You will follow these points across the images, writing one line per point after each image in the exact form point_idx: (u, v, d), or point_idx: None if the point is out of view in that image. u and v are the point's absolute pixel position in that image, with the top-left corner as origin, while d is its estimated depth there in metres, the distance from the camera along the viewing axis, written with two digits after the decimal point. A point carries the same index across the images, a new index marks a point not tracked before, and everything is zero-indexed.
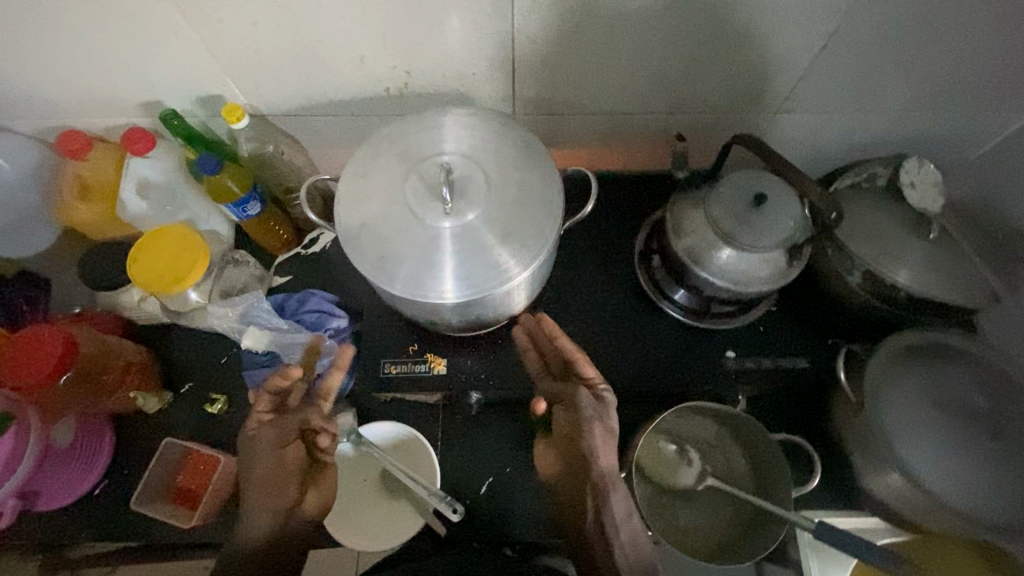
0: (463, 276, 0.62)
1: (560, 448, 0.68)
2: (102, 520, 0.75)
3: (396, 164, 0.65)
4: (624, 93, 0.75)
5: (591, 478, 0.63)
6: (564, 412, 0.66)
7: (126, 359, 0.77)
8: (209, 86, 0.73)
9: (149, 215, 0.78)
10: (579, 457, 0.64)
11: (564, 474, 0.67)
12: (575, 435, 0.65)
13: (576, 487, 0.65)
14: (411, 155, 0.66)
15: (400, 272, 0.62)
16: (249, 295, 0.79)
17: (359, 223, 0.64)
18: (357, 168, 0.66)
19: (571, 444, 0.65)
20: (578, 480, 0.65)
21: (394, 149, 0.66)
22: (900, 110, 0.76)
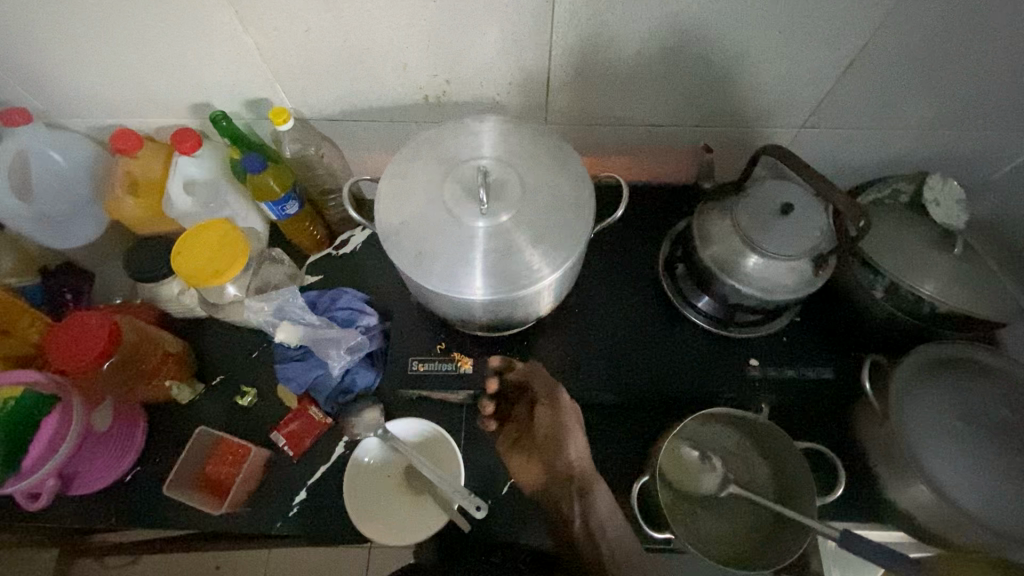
0: (497, 275, 0.64)
1: (538, 453, 0.73)
2: (131, 504, 0.77)
3: (433, 167, 0.68)
4: (653, 106, 0.77)
5: (575, 477, 0.70)
6: (542, 419, 0.72)
7: (165, 349, 0.80)
8: (258, 90, 0.76)
9: (193, 212, 0.82)
10: (560, 460, 0.71)
11: (544, 478, 0.73)
12: (555, 436, 0.71)
13: (559, 490, 0.71)
14: (447, 159, 0.68)
15: (434, 268, 0.64)
16: (284, 291, 0.80)
17: (396, 221, 0.66)
18: (396, 169, 0.69)
19: (552, 447, 0.72)
20: (561, 483, 0.71)
21: (432, 153, 0.69)
22: (923, 128, 0.78)
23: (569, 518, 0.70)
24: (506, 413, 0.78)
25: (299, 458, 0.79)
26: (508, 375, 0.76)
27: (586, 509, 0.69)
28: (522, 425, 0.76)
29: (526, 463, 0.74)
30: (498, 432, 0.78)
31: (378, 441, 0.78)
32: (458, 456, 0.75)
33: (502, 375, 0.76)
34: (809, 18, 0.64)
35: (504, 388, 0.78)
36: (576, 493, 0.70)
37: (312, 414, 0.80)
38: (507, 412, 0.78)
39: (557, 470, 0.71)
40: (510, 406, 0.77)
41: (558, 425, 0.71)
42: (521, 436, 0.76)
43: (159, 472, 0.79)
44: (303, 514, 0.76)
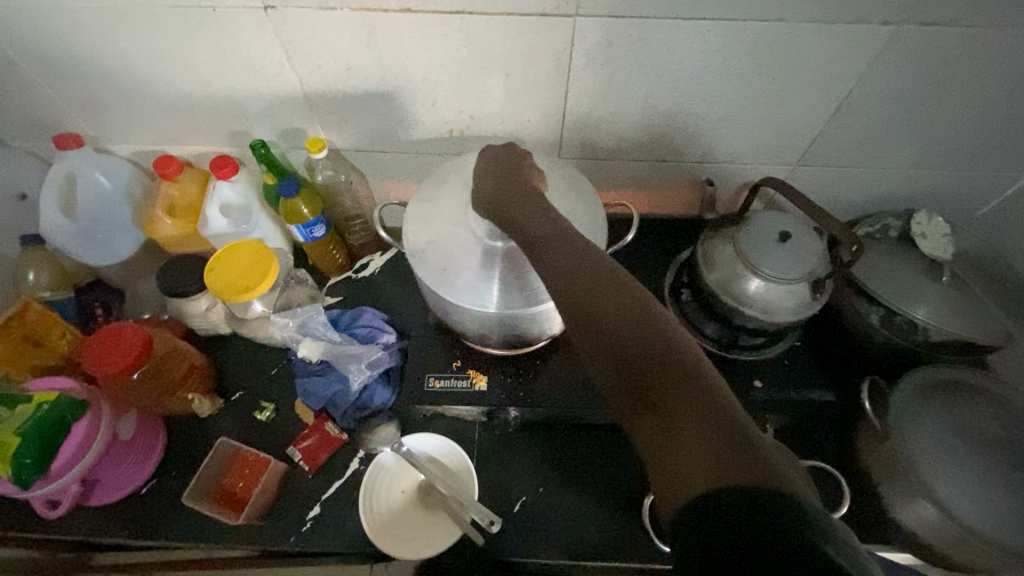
0: (515, 290, 0.68)
1: (629, 363, 0.41)
2: (146, 517, 0.78)
3: (458, 191, 0.74)
4: (657, 144, 0.84)
5: (651, 318, 0.42)
6: (517, 178, 0.66)
7: (190, 362, 0.84)
8: (296, 122, 0.83)
9: (226, 233, 0.86)
10: (527, 182, 0.65)
11: (618, 361, 0.42)
12: (530, 166, 0.69)
13: (709, 453, 0.35)
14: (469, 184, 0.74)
15: (457, 282, 0.69)
16: (308, 307, 0.84)
17: (425, 239, 0.72)
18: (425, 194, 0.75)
19: (522, 169, 0.68)
20: (664, 381, 0.39)
21: (455, 180, 0.75)
22: (905, 168, 0.85)
23: (678, 430, 0.37)
24: (487, 161, 0.70)
25: (314, 472, 0.81)
26: (500, 154, 0.71)
27: (729, 448, 0.35)
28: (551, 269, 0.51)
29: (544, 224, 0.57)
30: (480, 182, 0.69)
31: (393, 455, 0.80)
32: (472, 469, 0.77)
33: (495, 154, 0.71)
34: (798, 69, 0.71)
35: (497, 151, 0.72)
36: (694, 405, 0.37)
37: (328, 429, 0.82)
38: (489, 154, 0.72)
39: (698, 402, 0.37)
40: (492, 188, 0.66)
41: (514, 170, 0.67)
42: (597, 308, 0.45)
43: (176, 483, 0.80)
44: (317, 528, 0.77)
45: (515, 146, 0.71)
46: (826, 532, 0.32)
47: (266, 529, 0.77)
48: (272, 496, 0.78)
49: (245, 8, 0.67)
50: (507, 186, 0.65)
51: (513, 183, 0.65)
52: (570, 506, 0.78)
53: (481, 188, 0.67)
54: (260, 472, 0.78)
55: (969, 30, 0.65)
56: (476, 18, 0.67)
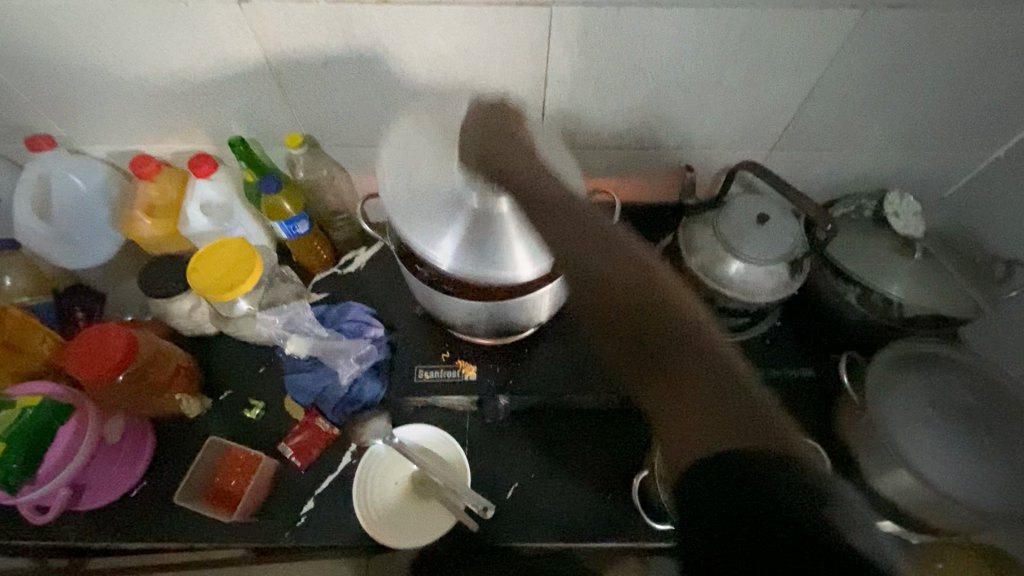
0: (487, 254, 0.69)
1: (648, 350, 0.58)
2: (136, 520, 0.77)
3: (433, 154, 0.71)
4: (636, 131, 0.85)
5: (683, 319, 0.57)
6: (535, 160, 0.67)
7: (176, 362, 0.83)
8: (274, 118, 0.83)
9: (208, 232, 0.86)
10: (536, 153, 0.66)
11: (649, 354, 0.58)
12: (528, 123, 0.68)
13: (716, 415, 0.54)
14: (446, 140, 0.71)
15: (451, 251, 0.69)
16: (295, 303, 0.84)
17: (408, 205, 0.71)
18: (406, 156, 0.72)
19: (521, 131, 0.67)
20: (680, 363, 0.56)
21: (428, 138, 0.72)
22: (877, 149, 0.87)
23: (689, 399, 0.55)
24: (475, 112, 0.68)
25: (306, 468, 0.81)
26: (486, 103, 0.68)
27: (728, 417, 0.53)
28: (575, 266, 0.64)
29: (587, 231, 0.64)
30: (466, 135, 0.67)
31: (385, 448, 0.80)
32: (464, 457, 0.78)
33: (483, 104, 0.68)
34: (769, 55, 0.73)
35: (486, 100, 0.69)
36: (709, 383, 0.55)
37: (319, 425, 0.83)
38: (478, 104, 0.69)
39: (710, 380, 0.55)
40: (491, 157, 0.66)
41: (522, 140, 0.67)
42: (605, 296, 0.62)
43: (165, 484, 0.80)
44: (312, 524, 0.77)
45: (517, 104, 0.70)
46: (792, 469, 0.51)
47: (259, 525, 0.77)
48: (265, 493, 0.78)
49: (217, 3, 0.66)
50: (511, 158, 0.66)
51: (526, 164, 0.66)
52: (562, 489, 0.79)
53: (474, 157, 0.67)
54: (252, 469, 0.79)
55: (931, 12, 0.67)
56: (451, 9, 0.67)
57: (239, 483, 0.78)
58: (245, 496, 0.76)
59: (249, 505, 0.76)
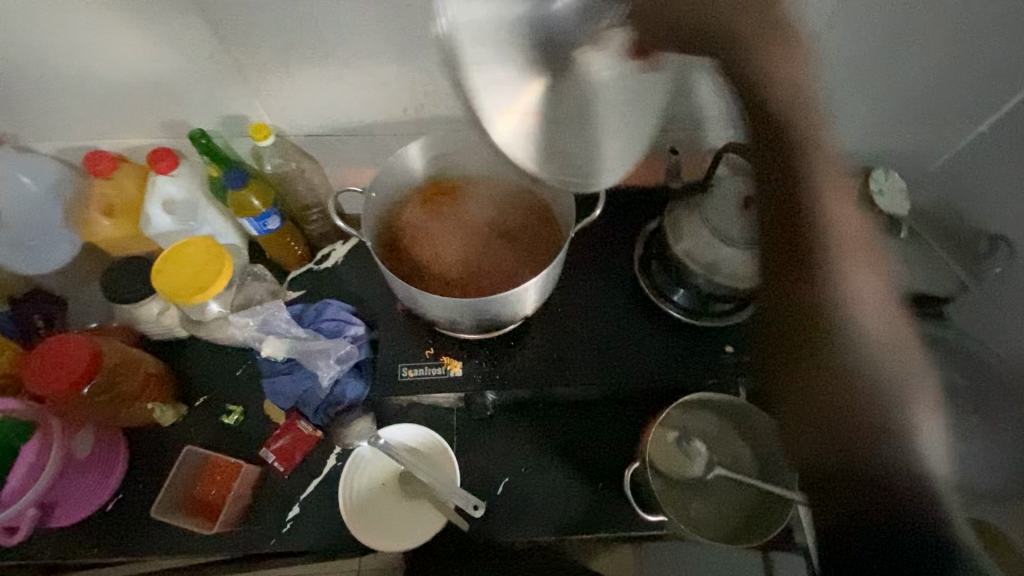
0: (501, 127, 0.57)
1: (823, 407, 0.51)
2: (113, 535, 0.75)
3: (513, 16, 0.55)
4: None
5: (870, 380, 0.49)
6: (768, 51, 0.55)
7: (146, 370, 0.79)
8: (237, 107, 0.78)
9: (173, 232, 0.81)
10: (778, 119, 0.54)
11: (830, 409, 0.51)
12: (769, 71, 0.54)
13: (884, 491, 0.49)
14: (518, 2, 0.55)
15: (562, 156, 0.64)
16: (269, 304, 0.80)
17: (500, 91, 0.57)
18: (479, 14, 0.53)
19: (766, 88, 0.55)
20: (851, 430, 0.50)
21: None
22: (861, 127, 0.86)
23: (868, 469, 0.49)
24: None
25: (290, 473, 0.79)
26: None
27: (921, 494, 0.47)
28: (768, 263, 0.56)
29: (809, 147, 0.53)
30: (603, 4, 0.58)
31: (372, 449, 0.78)
32: (453, 456, 0.76)
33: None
34: None
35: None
36: (902, 464, 0.48)
37: (301, 428, 0.80)
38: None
39: (901, 457, 0.48)
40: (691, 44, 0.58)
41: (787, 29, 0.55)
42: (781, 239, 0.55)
43: (142, 496, 0.77)
44: (297, 529, 0.75)
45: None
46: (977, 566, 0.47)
47: (242, 534, 0.75)
48: (247, 501, 0.76)
49: None
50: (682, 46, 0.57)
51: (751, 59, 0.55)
52: (554, 482, 0.78)
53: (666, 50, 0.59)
54: (232, 477, 0.76)
55: None
56: None
57: (219, 492, 0.76)
58: (225, 507, 0.73)
59: (229, 516, 0.74)
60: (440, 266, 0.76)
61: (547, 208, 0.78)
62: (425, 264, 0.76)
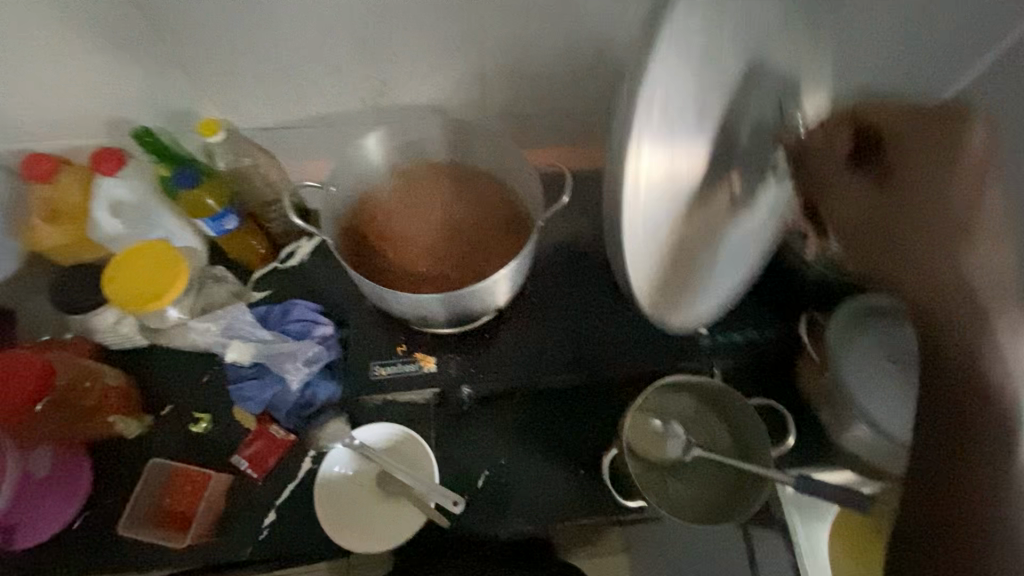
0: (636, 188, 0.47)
1: (956, 513, 0.48)
2: (80, 554, 0.72)
3: (691, 113, 0.47)
4: (583, 95, 0.80)
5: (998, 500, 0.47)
6: (939, 151, 0.47)
7: (104, 383, 0.76)
8: (185, 102, 0.74)
9: (124, 235, 0.78)
10: (853, 218, 0.50)
11: (951, 521, 0.48)
12: (890, 131, 0.49)
13: None
14: (686, 137, 0.48)
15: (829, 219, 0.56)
16: (230, 308, 0.78)
17: (659, 179, 0.49)
18: (671, 107, 0.46)
19: (937, 153, 0.47)
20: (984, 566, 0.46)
21: (694, 84, 0.47)
22: None
23: None
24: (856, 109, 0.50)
25: (264, 479, 0.76)
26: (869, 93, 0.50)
27: None
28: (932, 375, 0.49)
29: (983, 283, 0.46)
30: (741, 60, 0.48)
31: (348, 450, 0.76)
32: (431, 454, 0.75)
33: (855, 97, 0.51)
34: None
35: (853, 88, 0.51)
36: None
37: (273, 433, 0.77)
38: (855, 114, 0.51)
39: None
40: (924, 141, 0.47)
41: (962, 157, 0.46)
42: (937, 380, 0.49)
43: (109, 512, 0.74)
44: (276, 535, 0.74)
45: (973, 115, 0.46)
46: None
47: (216, 546, 0.73)
48: (220, 512, 0.74)
49: None
50: (812, 183, 0.51)
51: (897, 204, 0.48)
52: (535, 471, 0.78)
53: (845, 194, 0.50)
54: (205, 488, 0.74)
55: None
56: None
57: (190, 504, 0.74)
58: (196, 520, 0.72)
59: (202, 528, 0.73)
60: (405, 260, 0.73)
61: (512, 195, 0.76)
62: (390, 258, 0.73)
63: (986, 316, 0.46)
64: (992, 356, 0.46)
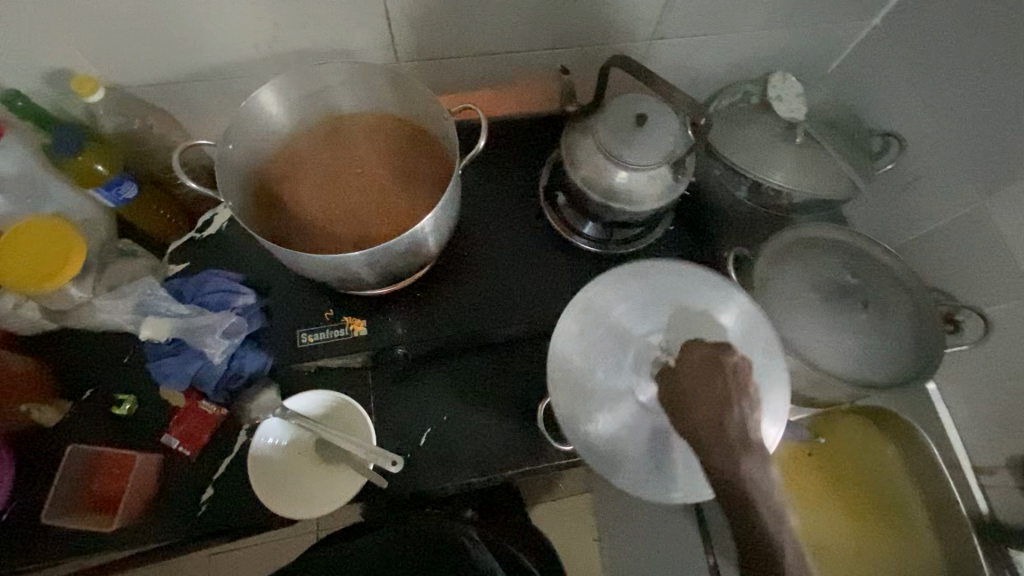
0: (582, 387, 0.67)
1: None
2: (7, 548, 0.69)
3: (614, 349, 0.68)
4: (500, 30, 0.75)
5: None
6: (705, 353, 0.56)
7: (11, 371, 0.72)
8: (57, 60, 0.67)
9: (11, 213, 0.71)
10: (677, 404, 0.55)
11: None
12: (713, 393, 0.53)
13: None
14: (654, 436, 0.65)
15: (779, 413, 0.63)
16: (138, 283, 0.74)
17: (616, 454, 0.65)
18: (588, 339, 0.69)
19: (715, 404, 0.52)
20: None
21: (608, 328, 0.69)
22: (755, 28, 0.82)
23: None
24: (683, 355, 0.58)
25: (197, 455, 0.74)
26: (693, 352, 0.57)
27: None
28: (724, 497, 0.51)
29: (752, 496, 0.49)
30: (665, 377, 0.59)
31: (282, 420, 0.74)
32: (366, 417, 0.74)
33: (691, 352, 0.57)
34: None
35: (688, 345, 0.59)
36: None
37: (203, 408, 0.75)
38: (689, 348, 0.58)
39: None
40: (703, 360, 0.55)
41: (727, 397, 0.52)
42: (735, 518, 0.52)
43: (35, 503, 0.71)
44: (215, 511, 0.72)
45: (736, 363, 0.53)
46: None
47: (151, 525, 0.71)
48: (150, 491, 0.72)
49: None
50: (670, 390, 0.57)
51: (697, 385, 0.54)
52: (478, 426, 0.76)
53: (669, 388, 0.57)
54: (132, 470, 0.71)
55: None
56: None
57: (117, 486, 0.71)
58: (125, 502, 0.69)
59: (130, 508, 0.70)
60: (326, 222, 0.70)
61: (433, 141, 0.73)
62: (305, 220, 0.70)
63: (735, 440, 0.51)
64: (748, 532, 0.49)
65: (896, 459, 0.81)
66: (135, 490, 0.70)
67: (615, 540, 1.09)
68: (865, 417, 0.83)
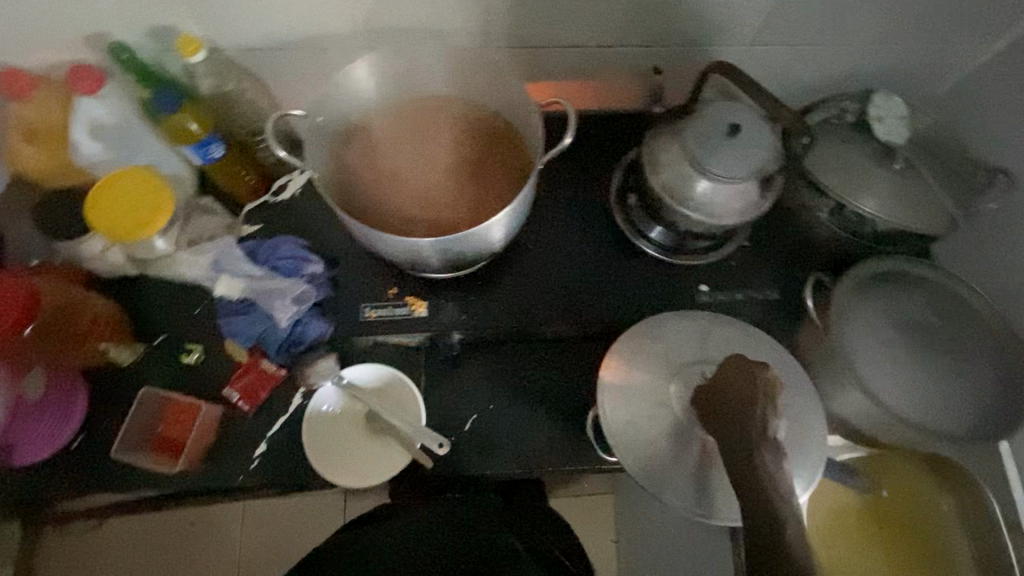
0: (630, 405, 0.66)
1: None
2: (75, 473, 0.74)
3: (664, 374, 0.67)
4: (596, 23, 0.73)
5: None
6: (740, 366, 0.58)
7: (93, 311, 0.77)
8: (164, 17, 0.69)
9: (106, 161, 0.74)
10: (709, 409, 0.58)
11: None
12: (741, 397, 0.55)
13: None
14: (697, 466, 0.63)
15: (817, 465, 0.63)
16: (218, 241, 0.78)
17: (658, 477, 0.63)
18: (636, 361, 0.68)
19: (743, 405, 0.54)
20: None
21: (659, 349, 0.68)
22: (864, 43, 0.78)
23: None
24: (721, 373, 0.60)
25: (254, 412, 0.77)
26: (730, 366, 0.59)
27: None
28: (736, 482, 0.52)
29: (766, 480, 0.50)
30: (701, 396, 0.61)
31: (337, 389, 0.77)
32: (419, 397, 0.75)
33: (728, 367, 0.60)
34: None
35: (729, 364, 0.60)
36: None
37: (264, 367, 0.78)
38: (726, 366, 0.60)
39: None
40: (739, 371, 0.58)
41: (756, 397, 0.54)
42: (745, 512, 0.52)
43: (103, 434, 0.76)
44: (264, 466, 0.75)
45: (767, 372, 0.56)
46: None
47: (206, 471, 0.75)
48: (208, 439, 0.75)
49: None
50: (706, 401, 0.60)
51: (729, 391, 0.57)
52: (523, 419, 0.76)
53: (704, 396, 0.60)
54: (196, 416, 0.75)
55: None
56: None
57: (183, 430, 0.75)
58: (189, 445, 0.73)
59: (192, 451, 0.73)
60: (399, 202, 0.70)
61: (515, 131, 0.72)
62: (380, 197, 0.70)
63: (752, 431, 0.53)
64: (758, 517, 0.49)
65: (951, 514, 0.77)
66: (197, 437, 0.74)
67: (638, 550, 1.08)
68: (927, 465, 0.79)
